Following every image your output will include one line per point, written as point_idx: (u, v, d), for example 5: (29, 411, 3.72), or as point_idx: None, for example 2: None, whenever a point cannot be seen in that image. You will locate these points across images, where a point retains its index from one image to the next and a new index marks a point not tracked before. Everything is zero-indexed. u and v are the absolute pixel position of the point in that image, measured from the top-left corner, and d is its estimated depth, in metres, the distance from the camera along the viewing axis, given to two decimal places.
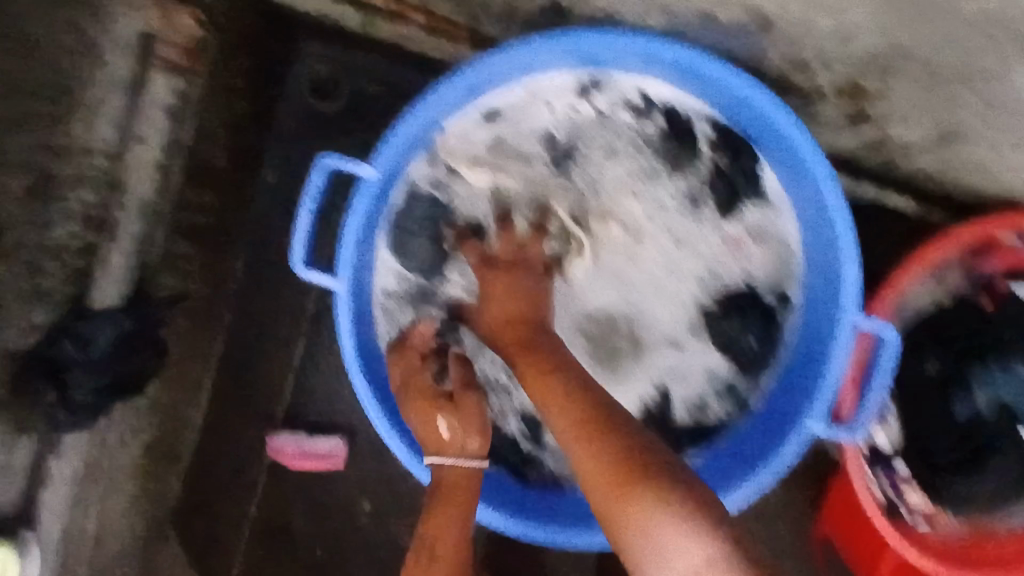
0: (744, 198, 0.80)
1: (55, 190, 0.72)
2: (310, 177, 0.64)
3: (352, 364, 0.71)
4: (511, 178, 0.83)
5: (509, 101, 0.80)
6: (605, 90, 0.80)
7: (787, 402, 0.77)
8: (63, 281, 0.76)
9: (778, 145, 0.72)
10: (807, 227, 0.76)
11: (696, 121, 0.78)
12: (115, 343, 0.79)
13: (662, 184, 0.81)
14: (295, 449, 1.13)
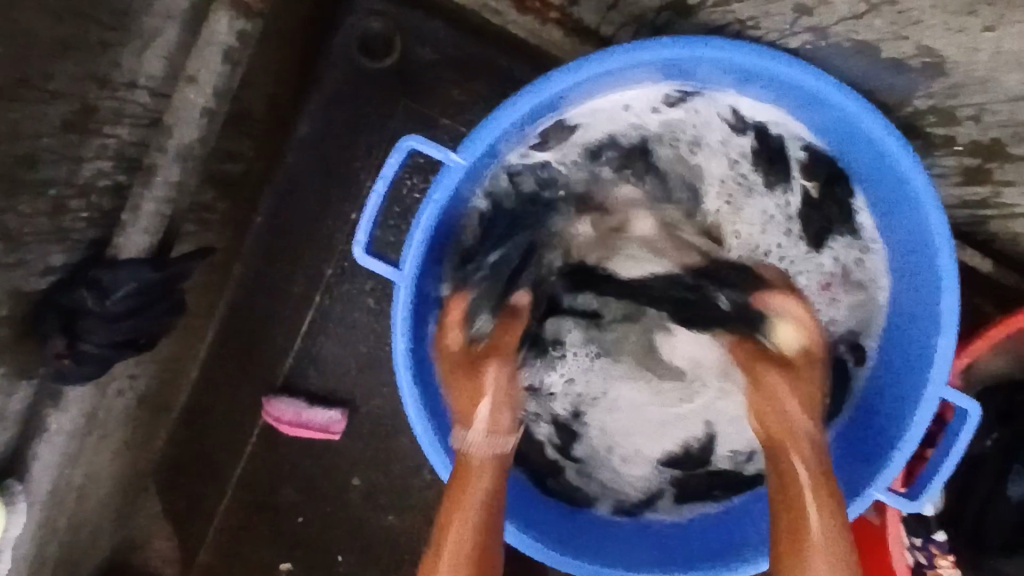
0: (835, 229, 0.79)
1: (94, 123, 0.64)
2: (390, 158, 0.60)
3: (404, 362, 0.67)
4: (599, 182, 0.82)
5: (601, 104, 0.76)
6: (699, 106, 0.77)
7: (846, 459, 0.75)
8: (87, 222, 0.69)
9: (883, 182, 0.69)
10: (897, 273, 0.75)
11: (790, 144, 0.76)
12: (136, 296, 0.71)
13: (755, 200, 0.81)
14: (292, 418, 1.07)
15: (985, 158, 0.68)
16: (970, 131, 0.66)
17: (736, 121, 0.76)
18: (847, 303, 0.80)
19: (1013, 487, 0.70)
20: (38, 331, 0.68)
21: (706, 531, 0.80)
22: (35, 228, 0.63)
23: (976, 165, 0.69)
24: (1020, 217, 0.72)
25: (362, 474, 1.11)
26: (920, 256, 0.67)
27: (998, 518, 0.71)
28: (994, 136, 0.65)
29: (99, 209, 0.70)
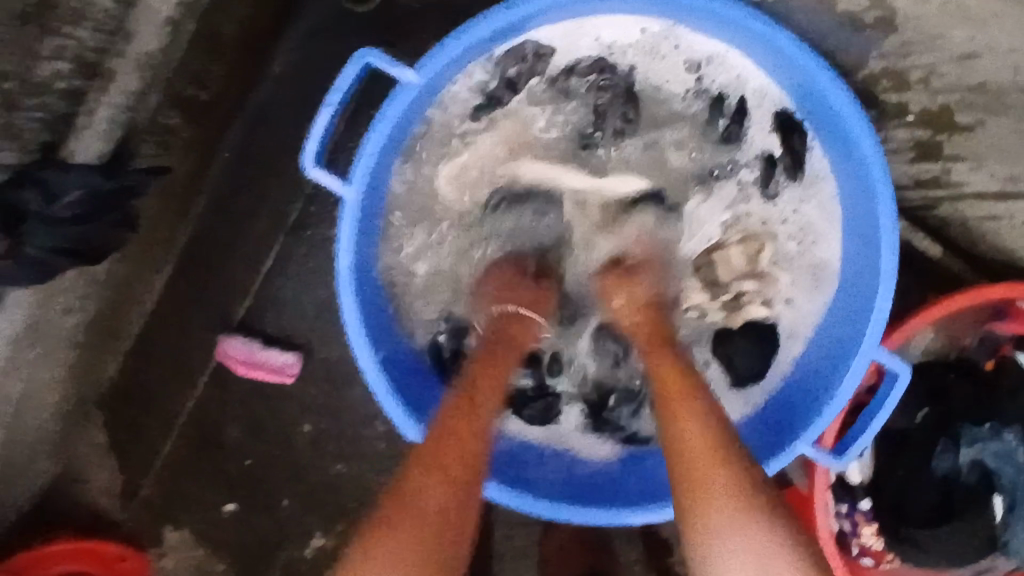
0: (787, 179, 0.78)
1: (54, 20, 0.63)
2: (346, 67, 0.62)
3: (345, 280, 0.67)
4: (556, 124, 0.79)
5: (578, 39, 0.78)
6: (671, 49, 0.77)
7: (773, 427, 0.74)
8: (40, 123, 0.67)
9: (835, 133, 0.70)
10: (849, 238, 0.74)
11: (752, 93, 0.77)
12: (85, 202, 0.72)
13: (712, 151, 0.79)
14: (244, 357, 1.07)
15: (940, 126, 0.75)
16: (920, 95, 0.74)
17: (700, 68, 0.77)
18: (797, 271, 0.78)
19: (936, 458, 0.73)
20: None
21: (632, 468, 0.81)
22: None
23: (929, 137, 0.75)
24: (974, 199, 0.76)
25: (312, 421, 1.11)
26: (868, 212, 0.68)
27: (919, 493, 0.73)
28: (943, 100, 0.74)
29: (55, 112, 0.68)
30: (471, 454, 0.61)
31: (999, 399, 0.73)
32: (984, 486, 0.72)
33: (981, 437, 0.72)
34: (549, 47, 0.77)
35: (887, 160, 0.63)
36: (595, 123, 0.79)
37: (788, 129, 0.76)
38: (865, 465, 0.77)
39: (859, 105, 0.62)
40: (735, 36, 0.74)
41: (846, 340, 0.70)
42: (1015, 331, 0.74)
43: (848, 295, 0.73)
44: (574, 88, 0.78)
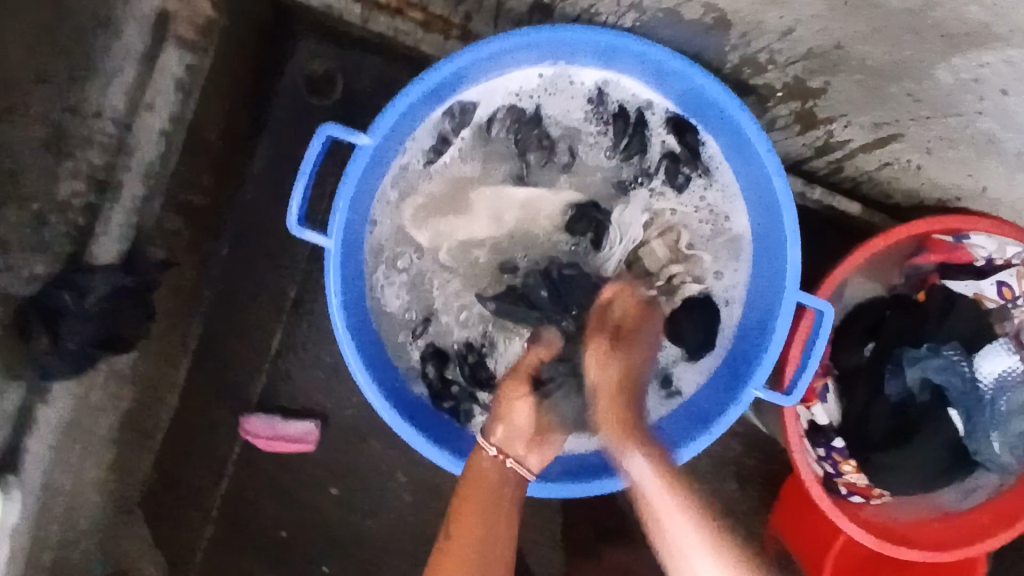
0: (694, 176, 0.78)
1: (66, 147, 0.76)
2: (311, 142, 0.70)
3: (342, 328, 0.69)
4: (475, 163, 0.78)
5: (478, 92, 0.77)
6: (570, 82, 0.77)
7: (716, 394, 0.77)
8: (66, 236, 0.79)
9: (730, 134, 0.73)
10: (758, 219, 0.76)
11: (652, 111, 0.77)
12: (107, 299, 0.85)
13: (616, 166, 0.79)
14: (269, 433, 1.15)
15: (805, 99, 0.78)
16: (778, 74, 0.76)
17: (600, 97, 0.78)
18: (724, 257, 0.79)
19: (889, 383, 0.82)
20: (23, 331, 0.79)
21: (679, 422, 0.78)
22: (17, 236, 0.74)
23: (803, 108, 0.79)
24: (861, 154, 0.81)
25: (338, 481, 1.18)
26: (774, 198, 0.72)
27: (882, 418, 0.82)
28: (794, 74, 0.76)
29: (77, 226, 0.80)
30: (497, 508, 0.63)
31: (931, 321, 0.83)
32: (939, 399, 0.81)
33: (922, 358, 0.80)
34: (451, 100, 0.76)
35: (781, 158, 0.68)
36: (517, 162, 0.78)
37: (681, 130, 0.77)
38: (832, 409, 0.85)
39: (740, 100, 0.67)
40: (632, 67, 0.75)
41: (770, 296, 0.74)
42: (935, 261, 0.84)
43: (764, 262, 0.76)
44: (492, 135, 0.78)
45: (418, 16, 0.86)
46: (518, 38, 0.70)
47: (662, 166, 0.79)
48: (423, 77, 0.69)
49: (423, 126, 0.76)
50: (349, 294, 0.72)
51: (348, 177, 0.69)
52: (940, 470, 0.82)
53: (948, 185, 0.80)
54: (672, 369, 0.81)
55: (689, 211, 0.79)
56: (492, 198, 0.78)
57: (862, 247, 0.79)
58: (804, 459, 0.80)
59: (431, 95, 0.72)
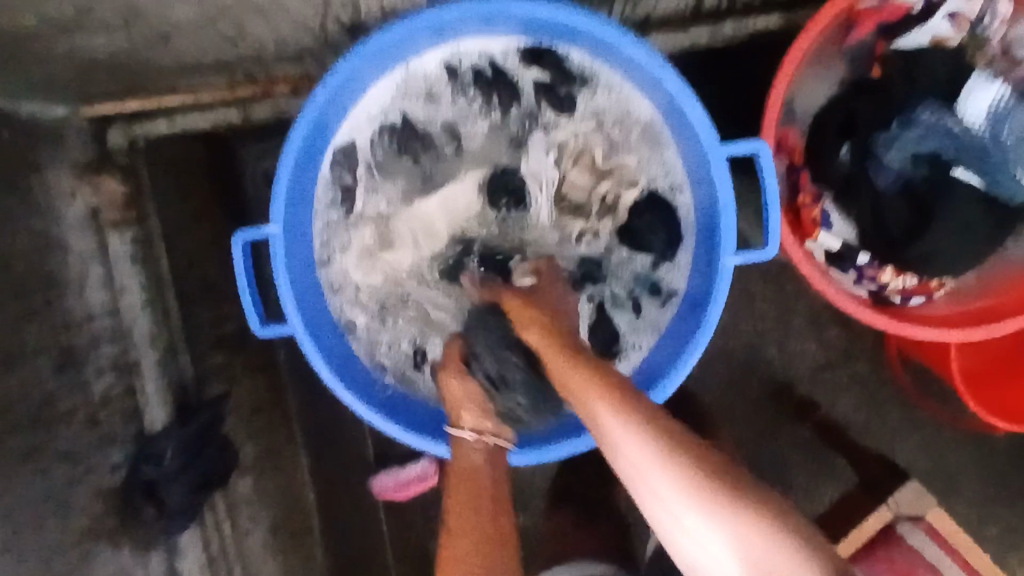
0: (574, 91, 0.77)
1: (81, 356, 0.86)
2: (233, 253, 0.75)
3: (338, 391, 0.73)
4: (383, 191, 0.81)
5: (349, 131, 0.79)
6: (420, 76, 0.77)
7: (702, 275, 0.74)
8: (124, 421, 0.92)
9: (578, 36, 0.71)
10: (652, 97, 0.73)
11: (505, 56, 0.76)
12: (184, 453, 0.95)
13: (502, 123, 0.79)
14: (393, 483, 1.24)
15: None
16: None
17: (454, 71, 0.77)
18: (644, 148, 0.77)
19: (878, 177, 0.75)
20: (132, 512, 0.90)
21: (681, 320, 0.77)
22: (84, 444, 0.86)
23: None
24: None
25: None
26: (650, 70, 0.69)
27: (892, 212, 0.75)
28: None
29: (128, 409, 0.93)
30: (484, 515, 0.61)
31: (893, 90, 0.75)
32: (940, 167, 0.73)
33: (899, 136, 0.72)
34: (329, 149, 0.78)
35: (629, 33, 0.66)
36: (416, 170, 0.80)
37: (539, 59, 0.76)
38: (844, 228, 0.78)
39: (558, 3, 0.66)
40: (461, 31, 0.73)
41: (698, 161, 0.72)
42: (870, 30, 0.75)
43: (684, 136, 0.73)
44: (381, 161, 0.80)
45: (286, 87, 0.92)
46: (347, 70, 0.71)
47: (541, 99, 0.77)
48: (285, 150, 0.71)
49: (321, 187, 0.79)
50: (334, 360, 0.77)
51: (275, 266, 0.73)
52: (974, 232, 0.74)
53: None
54: (656, 271, 0.79)
55: (589, 124, 0.77)
56: (418, 210, 0.80)
57: (789, 54, 0.72)
58: (830, 291, 0.75)
59: (308, 154, 0.75)
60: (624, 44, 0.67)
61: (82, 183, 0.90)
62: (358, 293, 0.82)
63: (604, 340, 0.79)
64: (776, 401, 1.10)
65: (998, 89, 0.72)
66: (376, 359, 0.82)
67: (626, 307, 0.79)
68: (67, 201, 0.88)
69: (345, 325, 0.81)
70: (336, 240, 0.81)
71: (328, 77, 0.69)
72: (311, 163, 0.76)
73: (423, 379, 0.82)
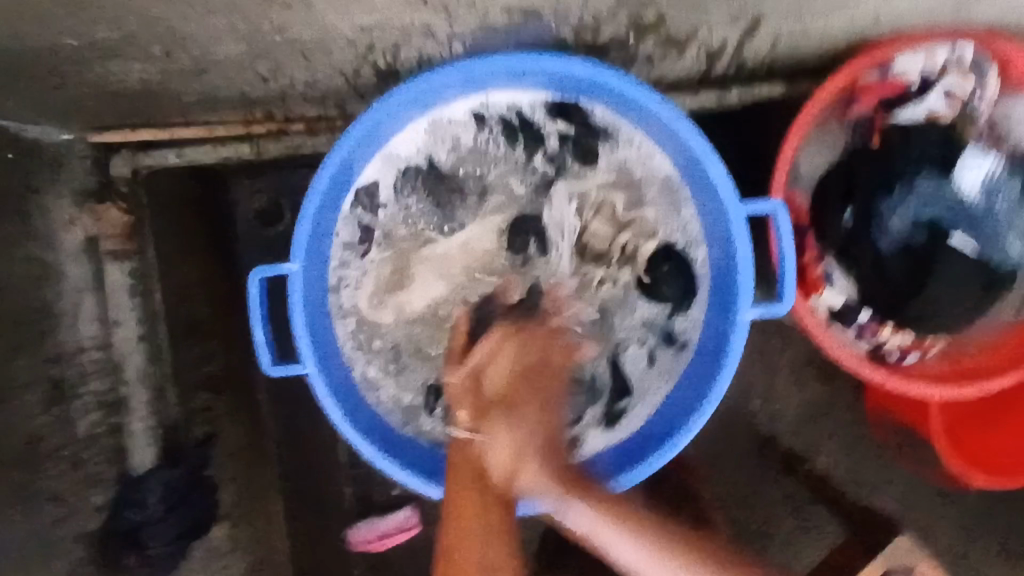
0: (596, 145, 0.79)
1: (69, 392, 0.82)
2: (249, 290, 0.73)
3: (350, 433, 0.72)
4: (402, 233, 0.81)
5: (372, 172, 0.79)
6: (447, 122, 0.79)
7: (718, 328, 0.76)
8: (108, 462, 0.87)
9: (606, 94, 0.74)
10: (674, 154, 0.76)
11: (531, 108, 0.79)
12: (168, 498, 0.90)
13: (525, 172, 0.81)
14: (375, 534, 1.20)
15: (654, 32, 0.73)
16: (615, 26, 0.71)
17: (480, 119, 0.79)
18: (661, 201, 0.80)
19: (879, 240, 0.79)
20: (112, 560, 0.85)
21: (693, 370, 0.78)
22: (65, 486, 0.81)
23: (662, 38, 0.74)
24: (750, 44, 0.79)
25: None
26: (678, 129, 0.72)
27: (892, 272, 0.79)
28: (629, 18, 0.69)
29: (111, 449, 0.88)
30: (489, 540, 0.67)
31: (896, 161, 0.79)
32: (937, 234, 0.78)
33: (901, 202, 0.77)
34: (351, 189, 0.79)
35: (661, 95, 0.69)
36: (435, 214, 0.81)
37: (565, 112, 0.78)
38: (846, 286, 0.82)
39: (595, 63, 0.68)
40: (493, 83, 0.76)
41: (716, 217, 0.74)
42: (871, 104, 0.81)
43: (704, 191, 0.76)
44: (402, 202, 0.81)
45: (301, 126, 0.92)
46: (382, 114, 0.73)
47: (564, 151, 0.80)
48: (313, 190, 0.71)
49: (341, 225, 0.79)
50: (345, 401, 0.76)
51: (293, 306, 0.72)
52: (967, 294, 0.78)
53: (852, 24, 0.76)
54: (670, 321, 0.81)
55: (608, 176, 0.80)
56: (437, 256, 0.81)
57: (797, 121, 0.77)
58: (832, 345, 0.78)
59: (333, 192, 0.75)
60: (653, 104, 0.70)
61: (83, 211, 0.87)
62: (372, 333, 0.81)
63: (617, 390, 0.81)
64: (760, 455, 1.12)
65: (990, 163, 0.78)
66: (386, 401, 0.81)
67: (640, 356, 0.81)
68: (66, 231, 0.85)
69: (356, 366, 0.80)
70: (353, 281, 0.80)
71: (362, 119, 0.70)
72: (334, 203, 0.76)
73: (434, 424, 0.81)
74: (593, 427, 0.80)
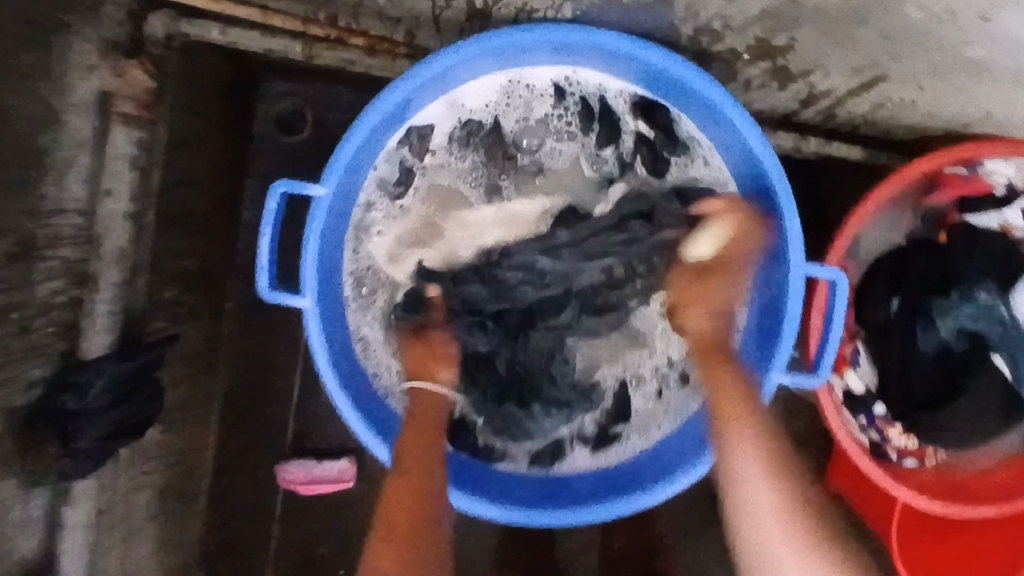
0: (667, 155, 0.78)
1: (35, 252, 0.74)
2: (267, 202, 0.67)
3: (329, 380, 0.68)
4: (446, 187, 0.78)
5: (435, 117, 0.77)
6: (525, 88, 0.76)
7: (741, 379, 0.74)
8: (57, 336, 0.80)
9: (701, 107, 0.71)
10: (750, 189, 0.74)
11: (616, 97, 0.76)
12: (113, 392, 0.83)
13: (589, 160, 0.78)
14: (304, 476, 1.13)
15: (773, 58, 0.68)
16: (738, 38, 0.67)
17: (559, 95, 0.76)
18: None
19: (923, 338, 0.76)
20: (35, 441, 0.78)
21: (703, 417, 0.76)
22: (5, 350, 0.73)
23: (773, 66, 0.69)
24: (851, 102, 0.75)
25: None
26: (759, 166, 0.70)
27: (921, 375, 0.76)
28: (754, 36, 0.66)
29: (65, 323, 0.80)
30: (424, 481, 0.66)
31: (961, 259, 0.76)
32: (981, 348, 0.75)
33: (957, 307, 0.74)
34: (406, 127, 0.76)
35: (759, 126, 0.66)
36: (488, 179, 0.78)
37: (650, 113, 0.76)
38: (868, 373, 0.80)
39: (702, 68, 0.65)
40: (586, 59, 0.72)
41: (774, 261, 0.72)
42: (952, 197, 0.78)
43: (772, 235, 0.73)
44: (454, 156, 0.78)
45: (361, 42, 0.86)
46: (467, 60, 0.69)
47: (634, 151, 0.78)
48: (370, 114, 0.66)
49: (381, 159, 0.76)
50: (335, 343, 0.72)
51: (312, 229, 0.68)
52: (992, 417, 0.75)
53: (962, 113, 0.72)
54: (691, 358, 0.78)
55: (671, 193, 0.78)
56: (472, 224, 0.77)
57: (867, 200, 0.75)
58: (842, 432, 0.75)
59: (389, 122, 0.71)
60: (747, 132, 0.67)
61: (104, 62, 0.79)
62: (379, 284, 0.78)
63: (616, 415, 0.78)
64: None
65: None
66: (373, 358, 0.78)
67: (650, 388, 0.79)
68: (79, 77, 0.77)
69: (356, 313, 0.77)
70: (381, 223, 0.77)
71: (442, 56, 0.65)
72: (384, 134, 0.73)
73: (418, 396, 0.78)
74: (580, 447, 0.78)
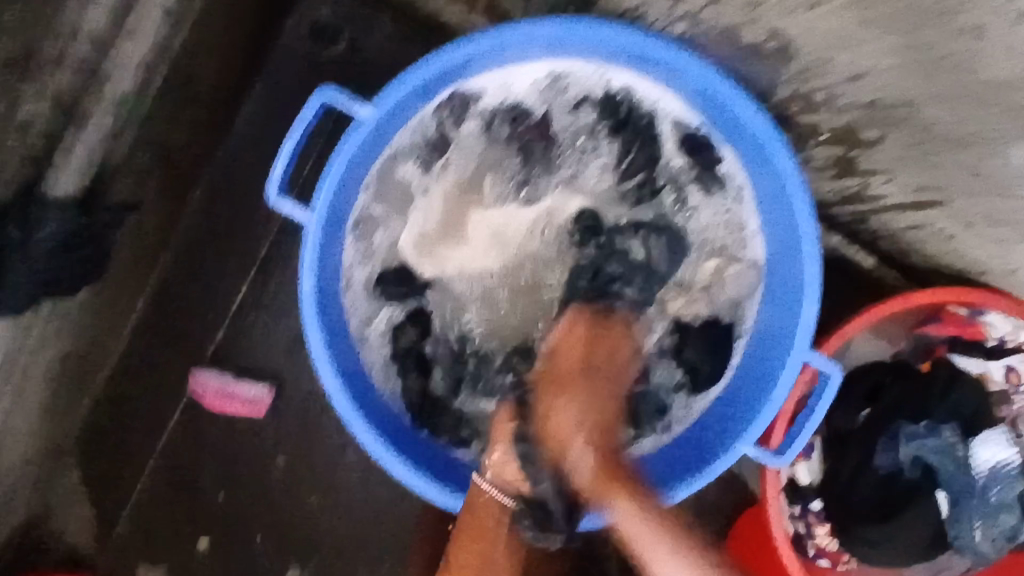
0: (711, 191, 0.78)
1: (31, 67, 0.67)
2: (306, 106, 0.62)
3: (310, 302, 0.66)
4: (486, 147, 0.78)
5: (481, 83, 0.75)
6: (576, 82, 0.76)
7: (714, 430, 0.75)
8: (21, 166, 0.71)
9: (760, 163, 0.71)
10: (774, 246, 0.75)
11: (662, 120, 0.76)
12: (60, 238, 0.76)
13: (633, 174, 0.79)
14: (217, 390, 1.01)
15: (849, 147, 0.75)
16: (828, 117, 0.74)
17: (608, 101, 0.76)
18: (731, 277, 0.78)
19: (879, 455, 0.78)
20: None
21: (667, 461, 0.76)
22: None
23: (843, 154, 0.76)
24: (892, 213, 0.78)
25: (289, 454, 1.04)
26: (788, 240, 0.71)
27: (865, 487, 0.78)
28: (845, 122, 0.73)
29: (33, 154, 0.72)
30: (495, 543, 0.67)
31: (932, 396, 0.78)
32: (927, 479, 0.77)
33: (922, 437, 0.76)
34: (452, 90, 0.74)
35: (813, 202, 0.65)
36: (524, 169, 0.78)
37: (697, 149, 0.76)
38: (813, 467, 0.82)
39: (777, 128, 0.64)
40: (651, 71, 0.72)
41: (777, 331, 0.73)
42: (945, 332, 0.80)
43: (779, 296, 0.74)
44: (495, 131, 0.78)
45: None
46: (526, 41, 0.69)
47: (680, 181, 0.79)
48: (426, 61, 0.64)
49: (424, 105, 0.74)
50: (323, 266, 0.69)
51: (343, 150, 0.65)
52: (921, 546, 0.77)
53: (979, 261, 0.76)
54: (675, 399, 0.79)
55: (703, 233, 0.79)
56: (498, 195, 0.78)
57: (875, 308, 0.74)
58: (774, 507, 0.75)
59: (433, 82, 0.70)
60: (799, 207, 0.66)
61: None
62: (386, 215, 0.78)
63: None
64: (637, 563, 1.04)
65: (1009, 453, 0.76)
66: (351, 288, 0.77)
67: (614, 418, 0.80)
68: None
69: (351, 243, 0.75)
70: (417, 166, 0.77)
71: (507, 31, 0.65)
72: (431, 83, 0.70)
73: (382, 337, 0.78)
74: None
